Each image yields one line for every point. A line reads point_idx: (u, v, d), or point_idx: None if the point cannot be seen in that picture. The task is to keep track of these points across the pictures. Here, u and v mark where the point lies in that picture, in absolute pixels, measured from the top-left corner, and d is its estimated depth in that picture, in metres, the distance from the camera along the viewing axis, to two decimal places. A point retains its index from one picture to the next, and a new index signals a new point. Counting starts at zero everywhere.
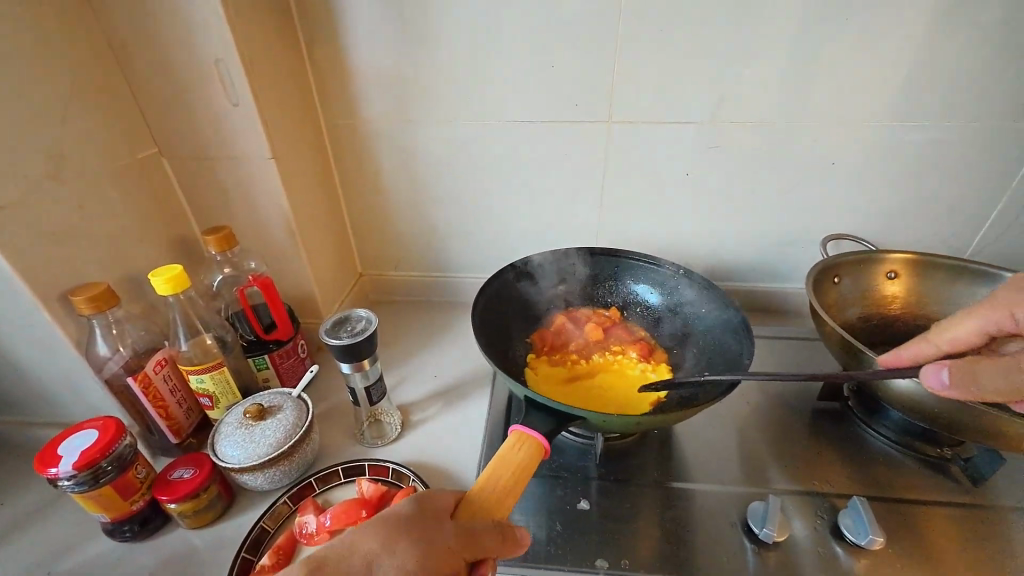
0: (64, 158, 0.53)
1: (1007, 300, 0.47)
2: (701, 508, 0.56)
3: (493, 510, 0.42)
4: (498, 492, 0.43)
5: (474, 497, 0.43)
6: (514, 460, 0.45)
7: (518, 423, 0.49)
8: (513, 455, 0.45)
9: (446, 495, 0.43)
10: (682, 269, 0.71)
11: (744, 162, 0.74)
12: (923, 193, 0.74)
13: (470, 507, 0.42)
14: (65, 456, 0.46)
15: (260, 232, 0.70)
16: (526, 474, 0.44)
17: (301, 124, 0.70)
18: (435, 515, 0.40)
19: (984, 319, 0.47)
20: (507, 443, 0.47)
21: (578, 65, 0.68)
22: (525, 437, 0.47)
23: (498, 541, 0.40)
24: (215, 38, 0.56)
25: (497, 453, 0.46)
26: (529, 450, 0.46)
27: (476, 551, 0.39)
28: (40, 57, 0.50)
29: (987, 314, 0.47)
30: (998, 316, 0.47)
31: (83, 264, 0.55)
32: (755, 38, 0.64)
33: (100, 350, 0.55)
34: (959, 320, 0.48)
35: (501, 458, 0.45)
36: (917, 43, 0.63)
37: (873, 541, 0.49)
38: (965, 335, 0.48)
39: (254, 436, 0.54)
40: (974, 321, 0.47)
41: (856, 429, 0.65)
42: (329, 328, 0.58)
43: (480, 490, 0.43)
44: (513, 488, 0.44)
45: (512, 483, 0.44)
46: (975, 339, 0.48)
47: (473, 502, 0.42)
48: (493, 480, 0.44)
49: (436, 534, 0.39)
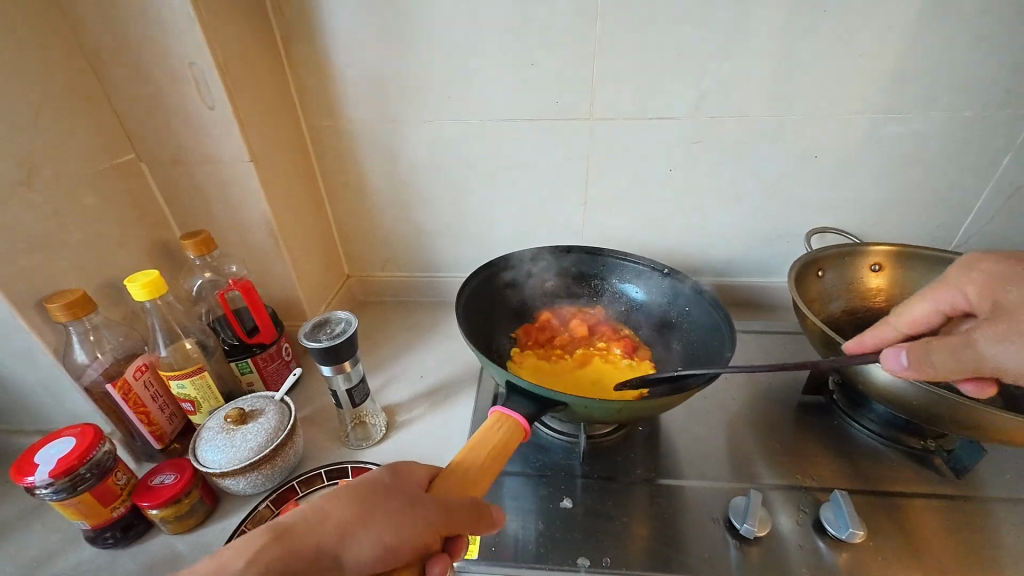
0: (38, 165, 0.52)
1: (959, 279, 0.47)
2: (684, 505, 0.56)
3: (469, 486, 0.42)
4: (475, 469, 0.43)
5: (450, 473, 0.43)
6: (492, 440, 0.46)
7: (498, 405, 0.50)
8: (491, 435, 0.46)
9: (421, 470, 0.43)
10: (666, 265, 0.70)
11: (727, 157, 0.73)
12: (906, 186, 0.74)
13: (446, 482, 0.42)
14: (42, 464, 0.46)
15: (242, 236, 0.70)
16: (502, 454, 0.45)
17: (281, 125, 0.70)
18: (411, 487, 0.40)
19: (938, 298, 0.48)
20: (486, 423, 0.47)
21: (558, 63, 0.68)
22: (503, 418, 0.48)
23: (472, 517, 0.40)
24: (187, 40, 0.55)
25: (476, 432, 0.46)
26: (507, 431, 0.47)
27: (451, 525, 0.39)
28: (9, 62, 0.50)
29: (940, 293, 0.48)
30: (951, 294, 0.47)
31: (59, 271, 0.54)
32: (735, 32, 0.64)
33: (78, 358, 0.54)
34: (914, 302, 0.49)
35: (479, 439, 0.46)
36: (896, 35, 0.63)
37: (854, 534, 0.49)
38: (922, 317, 0.49)
39: (235, 441, 0.54)
40: (929, 302, 0.48)
41: (841, 422, 0.65)
42: (308, 330, 0.57)
43: (457, 465, 0.43)
44: (490, 466, 0.44)
45: (489, 461, 0.44)
46: (933, 320, 0.48)
47: (448, 477, 0.42)
48: (469, 458, 0.44)
49: (413, 505, 0.38)
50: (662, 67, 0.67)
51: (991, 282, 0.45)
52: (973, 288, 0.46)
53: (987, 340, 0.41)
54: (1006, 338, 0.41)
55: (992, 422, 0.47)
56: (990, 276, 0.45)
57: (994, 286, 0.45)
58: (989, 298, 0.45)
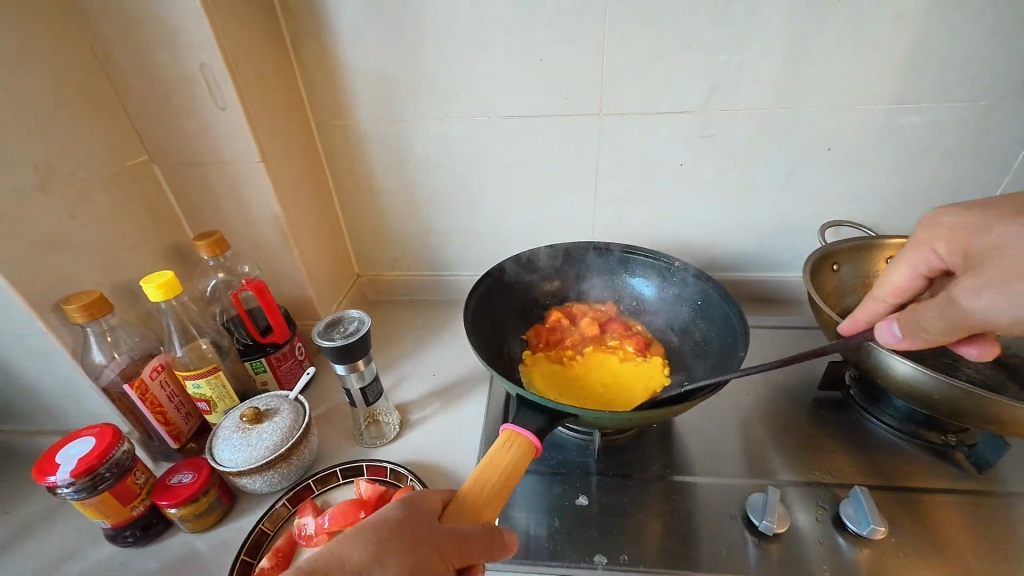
0: (53, 167, 0.53)
1: (927, 237, 0.45)
2: (700, 502, 0.55)
3: (481, 513, 0.41)
4: (487, 495, 0.42)
5: (462, 500, 0.41)
6: (504, 462, 0.44)
7: (508, 421, 0.48)
8: (504, 455, 0.44)
9: (434, 496, 0.42)
10: (676, 261, 0.70)
11: (738, 151, 0.73)
12: (922, 177, 0.73)
13: (458, 510, 0.41)
14: (63, 464, 0.46)
15: (253, 236, 0.70)
16: (515, 476, 0.43)
17: (291, 126, 0.70)
18: (425, 517, 0.39)
19: (912, 263, 0.45)
20: (498, 442, 0.45)
21: (567, 58, 0.67)
22: (515, 436, 0.46)
23: (486, 547, 0.39)
24: (198, 42, 0.55)
25: (487, 453, 0.45)
26: (520, 451, 0.45)
27: (464, 557, 0.38)
28: (22, 66, 0.50)
29: (913, 256, 0.45)
30: (924, 254, 0.45)
31: (76, 273, 0.55)
32: (745, 24, 0.63)
33: (96, 358, 0.55)
34: (893, 269, 0.47)
35: (491, 459, 0.44)
36: (912, 24, 0.61)
37: (875, 531, 0.48)
38: (904, 283, 0.46)
39: (251, 439, 0.54)
40: (905, 267, 0.46)
41: (858, 418, 0.64)
42: (321, 330, 0.58)
43: (468, 492, 0.42)
44: (502, 490, 0.42)
45: (502, 486, 0.43)
46: (917, 284, 0.46)
47: (459, 505, 0.41)
48: (481, 482, 0.42)
49: (427, 542, 0.37)
50: (672, 60, 0.66)
51: (959, 233, 0.42)
52: (942, 244, 0.43)
53: (965, 293, 0.39)
54: (983, 287, 0.39)
55: (1015, 416, 0.46)
56: (958, 226, 0.43)
57: (961, 237, 0.42)
58: (962, 250, 0.42)
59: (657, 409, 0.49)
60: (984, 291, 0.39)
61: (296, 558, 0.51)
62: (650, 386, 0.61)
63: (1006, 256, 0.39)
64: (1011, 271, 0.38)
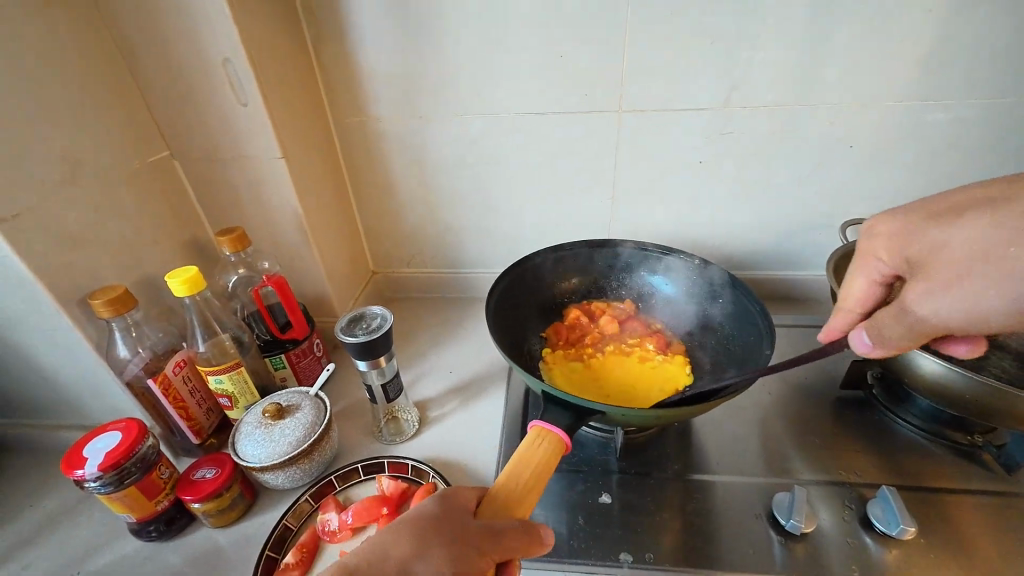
0: (78, 162, 0.53)
1: (871, 246, 0.45)
2: (723, 500, 0.55)
3: (516, 509, 0.41)
4: (521, 490, 0.42)
5: (495, 496, 0.41)
6: (536, 458, 0.44)
7: (537, 418, 0.48)
8: (535, 451, 0.44)
9: (468, 494, 0.42)
10: (697, 259, 0.69)
11: (759, 148, 0.72)
12: (943, 175, 0.72)
13: (492, 505, 0.41)
14: (90, 458, 0.47)
15: (272, 232, 0.70)
16: (548, 472, 0.43)
17: (310, 122, 0.70)
18: (459, 515, 0.39)
19: (865, 272, 0.45)
20: (528, 439, 0.45)
21: (587, 54, 0.67)
22: (545, 433, 0.46)
23: (523, 542, 0.38)
24: (221, 37, 0.55)
25: (518, 449, 0.45)
26: (550, 447, 0.45)
27: (502, 552, 0.38)
28: (49, 60, 0.50)
29: (864, 265, 0.45)
30: (874, 262, 0.45)
31: (100, 268, 0.55)
32: (768, 21, 0.62)
33: (120, 353, 0.55)
34: (849, 279, 0.47)
35: (522, 456, 0.44)
36: (939, 19, 0.60)
37: (905, 531, 0.47)
38: (862, 293, 0.46)
39: (274, 435, 0.54)
40: (860, 276, 0.46)
41: (882, 417, 0.64)
42: (344, 325, 0.58)
43: (501, 488, 0.42)
44: (534, 487, 0.42)
45: (535, 482, 0.43)
46: (875, 292, 0.45)
47: (494, 501, 0.41)
48: (514, 478, 0.42)
49: (464, 538, 0.38)
50: (693, 57, 0.66)
51: (900, 238, 0.43)
52: (887, 252, 0.44)
53: (917, 298, 0.39)
54: (934, 290, 0.39)
55: None
56: (898, 232, 0.43)
57: (902, 242, 0.43)
58: (906, 256, 0.42)
59: (683, 407, 0.49)
60: (936, 294, 0.39)
61: (321, 554, 0.51)
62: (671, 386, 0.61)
63: (951, 259, 0.39)
64: (956, 274, 0.38)
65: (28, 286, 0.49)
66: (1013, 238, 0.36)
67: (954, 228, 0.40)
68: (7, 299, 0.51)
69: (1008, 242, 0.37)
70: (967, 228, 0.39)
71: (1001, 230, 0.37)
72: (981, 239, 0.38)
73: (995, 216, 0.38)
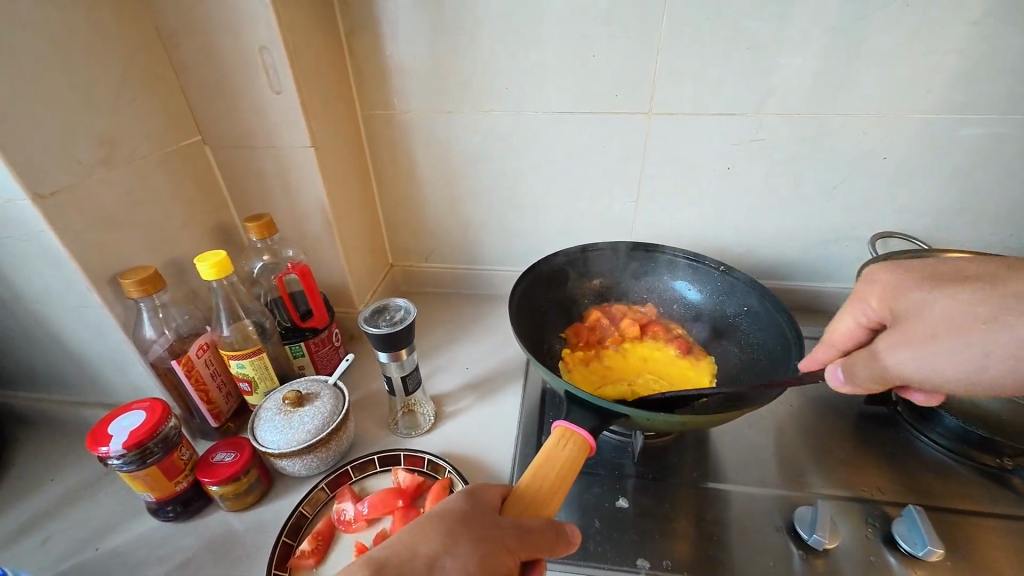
0: (115, 143, 0.53)
1: (864, 288, 0.43)
2: (740, 510, 0.54)
3: (542, 508, 0.41)
4: (547, 488, 0.42)
5: (521, 494, 0.42)
6: (561, 457, 0.44)
7: (561, 418, 0.48)
8: (560, 452, 0.44)
9: (493, 490, 0.42)
10: (721, 264, 0.69)
11: (785, 159, 0.71)
12: (977, 191, 0.71)
13: (518, 504, 0.41)
14: (115, 436, 0.47)
15: (299, 221, 0.71)
16: (572, 472, 0.43)
17: (340, 114, 0.70)
18: (486, 508, 0.40)
19: (852, 312, 0.44)
20: (551, 439, 0.45)
21: (618, 56, 0.66)
22: (569, 433, 0.46)
23: (551, 541, 0.38)
24: (262, 25, 0.55)
25: (543, 449, 0.45)
26: (574, 448, 0.45)
27: (529, 550, 0.38)
28: (93, 44, 0.51)
29: (851, 307, 0.44)
30: (861, 305, 0.43)
31: (132, 249, 0.56)
32: (803, 28, 0.61)
33: (146, 333, 0.56)
34: (839, 318, 0.45)
35: (547, 455, 0.44)
36: (987, 30, 0.59)
37: (932, 552, 0.46)
38: (846, 332, 0.44)
39: (293, 422, 0.54)
40: (847, 316, 0.44)
41: (906, 435, 0.62)
42: (367, 316, 0.58)
43: (528, 487, 0.42)
44: (560, 486, 0.42)
45: (561, 481, 0.43)
46: (861, 334, 0.44)
47: (519, 500, 0.41)
48: (538, 477, 0.43)
49: (492, 532, 0.38)
50: (721, 67, 0.65)
51: (891, 288, 0.41)
52: (875, 298, 0.42)
53: (888, 350, 0.38)
54: (903, 345, 0.38)
55: None
56: (892, 281, 0.41)
57: (892, 293, 0.40)
58: (889, 308, 0.40)
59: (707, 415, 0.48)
60: (904, 350, 0.38)
61: (336, 542, 0.52)
62: (679, 377, 0.63)
63: (928, 320, 0.37)
64: (930, 335, 0.37)
65: (62, 262, 0.50)
66: (991, 315, 0.34)
67: (938, 291, 0.38)
68: (40, 276, 0.52)
69: (987, 317, 0.34)
70: (952, 297, 0.36)
71: (985, 303, 0.35)
72: (954, 310, 0.36)
73: (992, 285, 0.36)
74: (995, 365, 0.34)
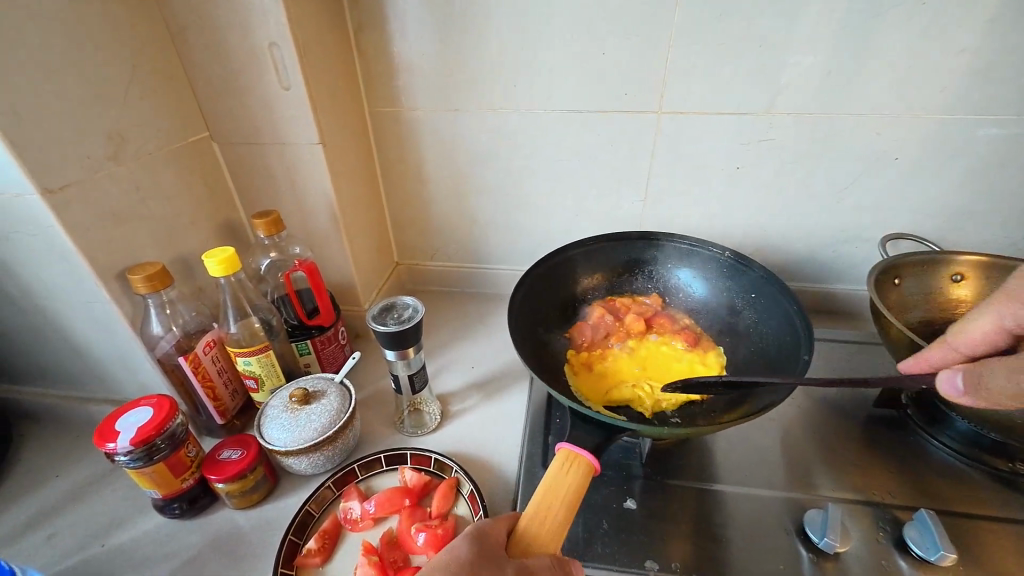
0: (124, 139, 0.53)
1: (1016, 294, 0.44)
2: (749, 513, 0.54)
3: (547, 544, 0.41)
4: (551, 522, 0.42)
5: (526, 530, 0.42)
6: (565, 486, 0.43)
7: (563, 440, 0.47)
8: (564, 480, 0.44)
9: (498, 527, 0.42)
10: (728, 252, 0.69)
11: (796, 159, 0.71)
12: (990, 193, 0.70)
13: (523, 543, 0.41)
14: (123, 432, 0.47)
15: (305, 218, 0.71)
16: (577, 501, 0.43)
17: (348, 110, 0.70)
18: (490, 549, 0.40)
19: (997, 313, 0.44)
20: (555, 465, 0.45)
21: (629, 54, 0.66)
22: (573, 457, 0.45)
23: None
24: (271, 21, 0.55)
25: (546, 477, 0.44)
26: (579, 473, 0.44)
27: None
28: (104, 40, 0.51)
29: (998, 308, 0.45)
30: (1011, 307, 0.44)
31: (140, 246, 0.56)
32: (816, 28, 0.61)
33: (153, 329, 0.56)
34: (971, 320, 0.46)
35: (550, 486, 0.43)
36: (1003, 29, 0.58)
37: (945, 557, 0.46)
38: (979, 335, 0.45)
39: (300, 420, 0.54)
40: (986, 317, 0.45)
41: (916, 438, 0.62)
42: (375, 314, 0.58)
43: (532, 521, 0.42)
44: (564, 518, 0.42)
45: (564, 512, 0.42)
46: (994, 338, 0.44)
47: (524, 538, 0.41)
48: (542, 511, 0.43)
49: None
50: (732, 66, 0.65)
51: None
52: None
53: None
54: None
55: None
56: None
57: None
58: None
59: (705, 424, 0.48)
60: None
61: (342, 541, 0.52)
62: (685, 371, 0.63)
63: None
64: None
65: (70, 258, 0.50)
66: None
67: None
68: (48, 271, 0.52)
69: None
70: None
71: None
72: None
73: None
74: None
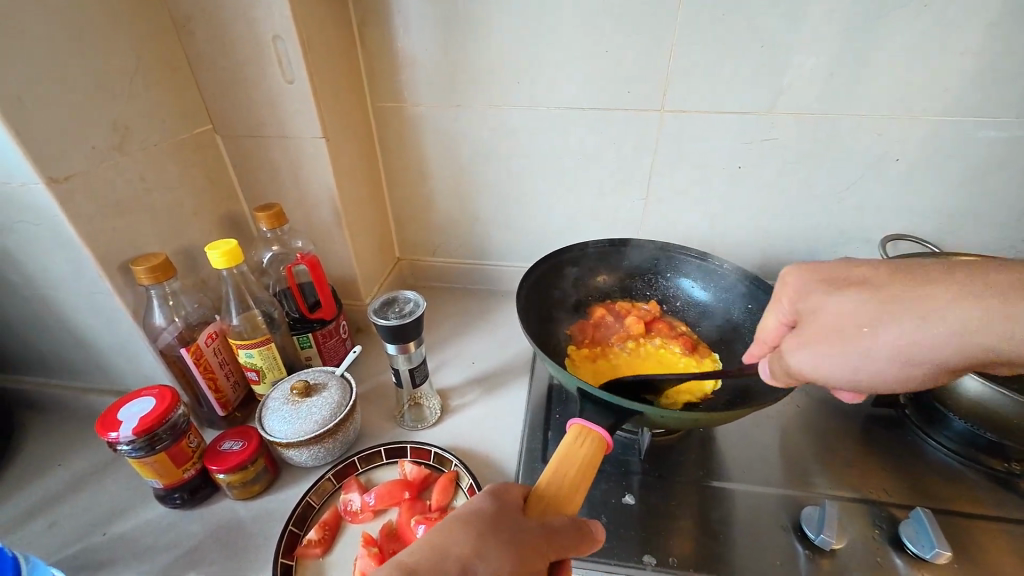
0: (129, 131, 0.53)
1: (779, 291, 0.43)
2: (745, 509, 0.54)
3: (565, 506, 0.41)
4: (568, 485, 0.42)
5: (543, 492, 0.42)
6: (579, 455, 0.44)
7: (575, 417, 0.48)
8: (577, 450, 0.44)
9: (515, 490, 0.42)
10: (733, 266, 0.69)
11: (797, 159, 0.71)
12: (990, 194, 0.70)
13: (542, 502, 0.41)
14: (125, 421, 0.47)
15: (308, 213, 0.71)
16: (591, 470, 0.43)
17: (351, 105, 0.70)
18: (510, 509, 0.40)
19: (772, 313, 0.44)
20: (569, 437, 0.45)
21: (632, 49, 0.66)
22: (586, 430, 0.46)
23: (577, 538, 0.39)
24: (275, 13, 0.55)
25: (561, 448, 0.44)
26: (592, 445, 0.45)
27: (557, 548, 0.38)
28: (109, 31, 0.51)
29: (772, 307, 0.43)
30: (777, 305, 0.43)
31: (143, 237, 0.56)
32: (818, 27, 0.61)
33: (156, 321, 0.56)
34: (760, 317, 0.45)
35: (565, 454, 0.44)
36: (1005, 32, 0.58)
37: (939, 555, 0.46)
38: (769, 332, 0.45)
39: (301, 412, 0.54)
40: (770, 316, 0.44)
41: (913, 438, 0.62)
42: (377, 308, 0.58)
43: (550, 483, 0.42)
44: (580, 483, 0.42)
45: (580, 478, 0.43)
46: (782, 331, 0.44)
47: (543, 498, 0.41)
48: (559, 475, 0.43)
49: (518, 533, 0.38)
50: (734, 65, 0.65)
51: (797, 290, 0.41)
52: (786, 301, 0.42)
53: (791, 350, 0.40)
54: (806, 346, 0.39)
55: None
56: (795, 283, 0.41)
57: (802, 295, 0.40)
58: (795, 308, 0.41)
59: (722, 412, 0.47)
60: (800, 352, 0.40)
61: (343, 532, 0.52)
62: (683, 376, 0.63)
63: (824, 321, 0.38)
64: (826, 336, 0.38)
65: (74, 248, 0.50)
66: (875, 319, 0.36)
67: (840, 292, 0.38)
68: (52, 261, 0.52)
69: (873, 322, 0.36)
70: (847, 298, 0.37)
71: (877, 303, 0.36)
72: (858, 310, 0.37)
73: (875, 291, 0.37)
74: (880, 366, 0.37)
